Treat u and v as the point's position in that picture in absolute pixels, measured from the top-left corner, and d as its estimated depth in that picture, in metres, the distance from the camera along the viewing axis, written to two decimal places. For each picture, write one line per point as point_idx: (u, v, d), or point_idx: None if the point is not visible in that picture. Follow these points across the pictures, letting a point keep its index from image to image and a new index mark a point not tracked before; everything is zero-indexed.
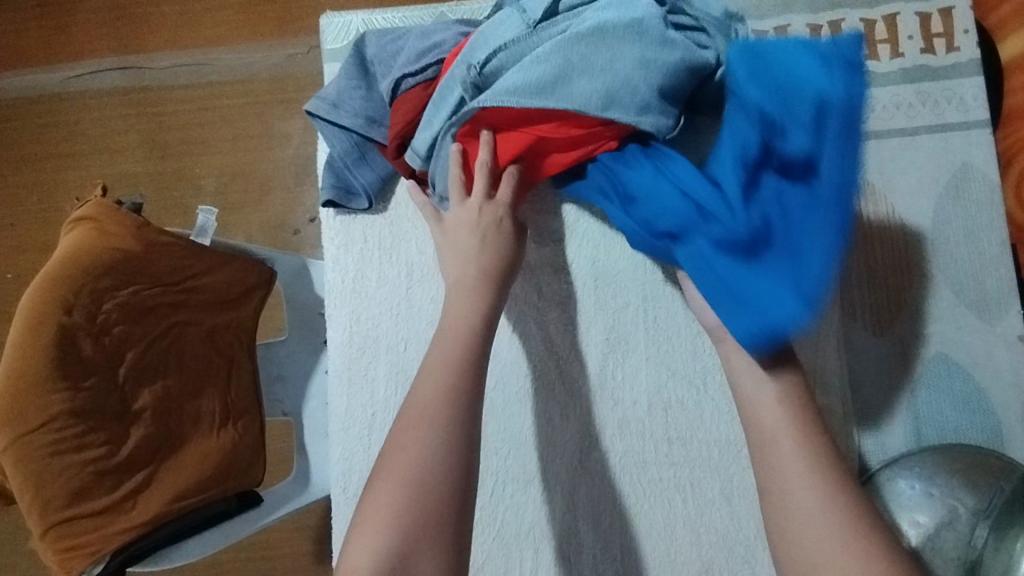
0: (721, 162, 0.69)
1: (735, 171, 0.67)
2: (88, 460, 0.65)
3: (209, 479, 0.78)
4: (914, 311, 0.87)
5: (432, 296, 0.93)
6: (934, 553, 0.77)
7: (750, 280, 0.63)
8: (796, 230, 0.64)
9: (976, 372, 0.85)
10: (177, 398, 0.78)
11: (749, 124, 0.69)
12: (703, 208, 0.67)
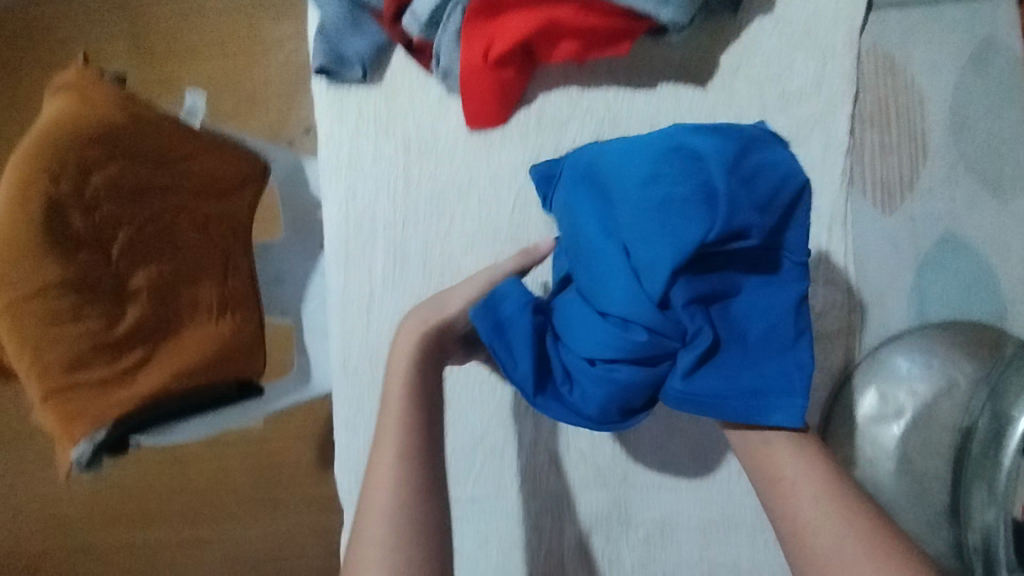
0: (635, 300, 0.55)
1: (651, 312, 0.54)
2: (85, 331, 0.67)
3: (208, 363, 0.80)
4: (924, 190, 0.76)
5: (434, 169, 0.79)
6: (927, 421, 0.67)
7: (744, 366, 0.56)
8: (736, 294, 0.57)
9: (985, 251, 0.75)
10: (173, 285, 0.79)
11: (658, 233, 0.55)
12: (653, 331, 0.55)
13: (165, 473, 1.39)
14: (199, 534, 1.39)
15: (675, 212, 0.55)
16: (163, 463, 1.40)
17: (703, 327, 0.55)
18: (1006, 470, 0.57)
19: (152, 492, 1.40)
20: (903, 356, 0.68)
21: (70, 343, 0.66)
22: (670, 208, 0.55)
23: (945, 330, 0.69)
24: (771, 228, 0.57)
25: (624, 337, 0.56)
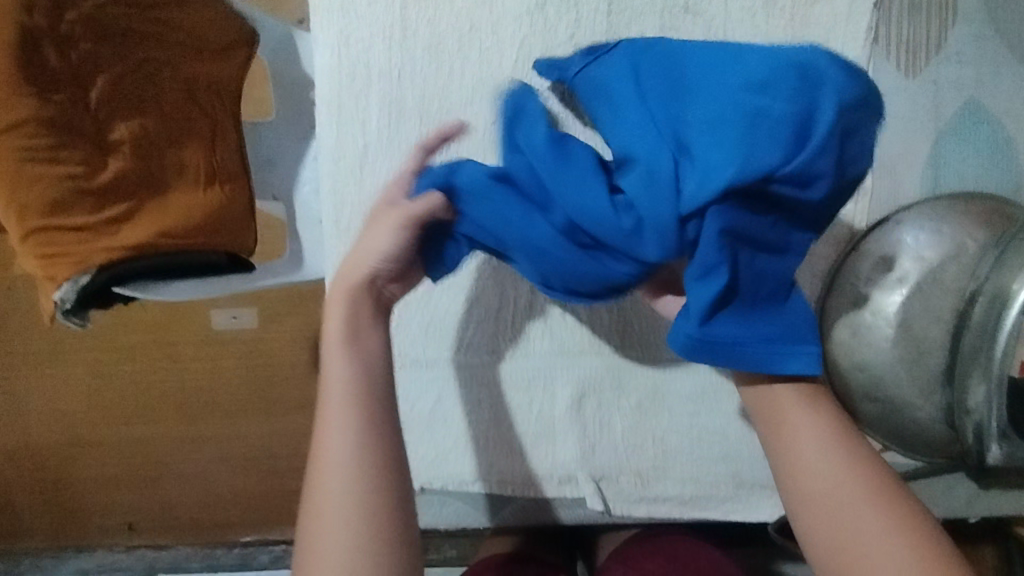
0: (646, 190, 0.51)
1: (662, 210, 0.50)
2: (65, 174, 0.64)
3: (197, 227, 0.77)
4: (951, 56, 0.71)
5: (430, 15, 0.75)
6: (931, 287, 0.60)
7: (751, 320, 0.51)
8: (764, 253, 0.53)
9: (1009, 120, 0.71)
10: (157, 144, 0.76)
11: (715, 152, 0.49)
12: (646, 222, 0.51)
13: (153, 370, 1.35)
14: (191, 432, 1.37)
15: (730, 132, 0.50)
16: (151, 360, 1.35)
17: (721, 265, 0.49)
18: (1011, 325, 0.53)
19: (140, 387, 1.35)
20: (905, 224, 0.63)
21: (49, 183, 0.63)
22: (728, 131, 0.50)
23: (950, 198, 0.63)
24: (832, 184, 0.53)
25: (614, 214, 0.52)
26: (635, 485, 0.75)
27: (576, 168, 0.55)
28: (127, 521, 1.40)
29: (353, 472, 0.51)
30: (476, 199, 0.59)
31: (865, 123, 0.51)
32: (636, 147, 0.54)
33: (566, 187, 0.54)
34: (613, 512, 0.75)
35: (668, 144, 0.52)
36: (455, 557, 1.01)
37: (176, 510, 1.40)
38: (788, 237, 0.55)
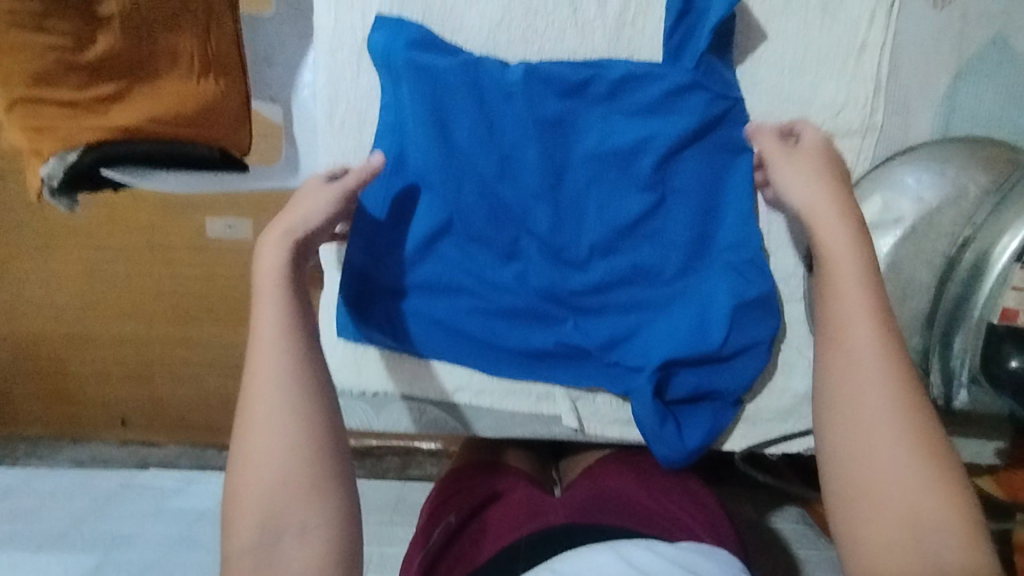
0: (545, 288, 0.65)
1: (556, 279, 0.65)
2: (50, 46, 0.63)
3: (188, 120, 0.73)
4: None
5: None
6: (925, 230, 0.59)
7: (648, 416, 0.64)
8: (650, 334, 0.65)
9: None
10: (149, 23, 0.69)
11: (628, 190, 0.63)
12: (543, 323, 0.66)
13: (147, 273, 1.35)
14: (184, 337, 1.39)
15: (663, 299, 0.65)
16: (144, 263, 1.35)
17: (605, 349, 0.66)
18: (995, 276, 0.53)
19: (134, 287, 1.36)
20: (910, 164, 0.60)
21: (33, 53, 0.62)
22: (665, 267, 0.64)
23: (957, 143, 0.60)
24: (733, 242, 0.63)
25: (519, 275, 0.65)
26: (612, 409, 0.69)
27: (542, 220, 0.63)
28: (120, 414, 1.45)
29: (289, 403, 0.46)
30: (438, 215, 0.64)
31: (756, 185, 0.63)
32: (536, 173, 0.63)
33: (479, 284, 0.65)
34: (585, 431, 0.69)
35: (582, 179, 0.63)
36: (434, 471, 1.05)
37: (168, 410, 1.44)
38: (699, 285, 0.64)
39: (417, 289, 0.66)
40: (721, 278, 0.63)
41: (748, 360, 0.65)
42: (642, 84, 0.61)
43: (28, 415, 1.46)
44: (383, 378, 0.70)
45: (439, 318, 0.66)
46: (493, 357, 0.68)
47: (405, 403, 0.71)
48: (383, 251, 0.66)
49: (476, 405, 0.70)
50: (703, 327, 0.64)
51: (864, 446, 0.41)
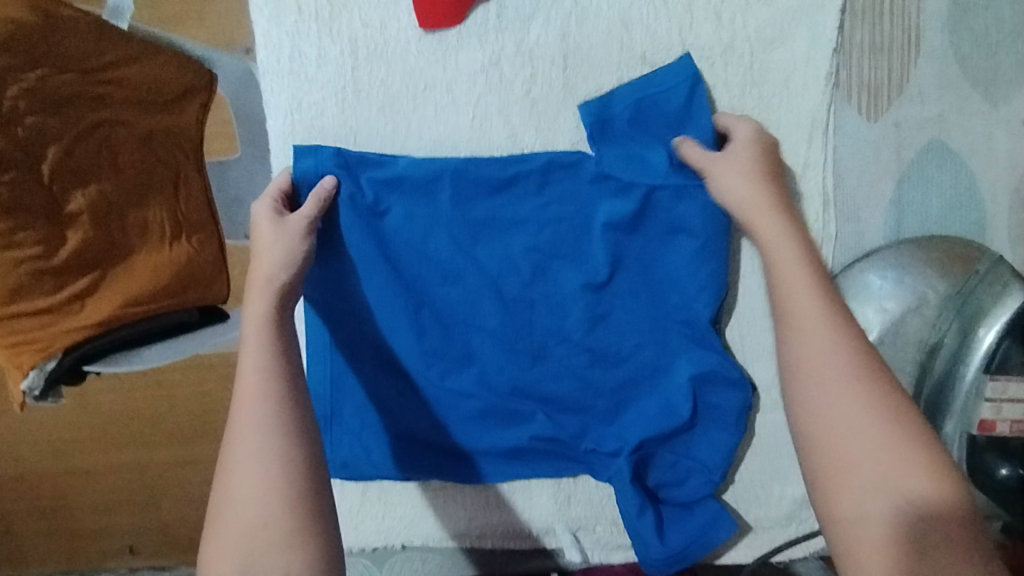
0: (507, 381, 0.65)
1: (517, 374, 0.64)
2: (22, 258, 0.64)
3: (166, 288, 0.77)
4: (991, 89, 0.63)
5: (402, 67, 0.65)
6: (894, 341, 0.60)
7: (629, 499, 0.63)
8: (617, 413, 0.65)
9: None
10: (118, 205, 0.74)
11: (570, 277, 0.64)
12: (514, 418, 0.65)
13: (141, 400, 1.35)
14: (186, 457, 1.38)
15: (626, 377, 0.64)
16: (141, 387, 1.36)
17: (579, 434, 0.65)
18: (967, 387, 0.56)
19: (130, 415, 1.35)
20: (872, 267, 0.60)
21: (8, 270, 0.62)
22: (619, 347, 0.64)
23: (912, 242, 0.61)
24: (687, 308, 0.63)
25: (480, 375, 0.65)
26: (613, 534, 0.69)
27: (489, 317, 0.64)
28: (128, 543, 1.42)
29: (263, 451, 0.49)
30: (394, 333, 0.64)
31: (708, 245, 0.62)
32: (476, 270, 0.64)
33: (451, 387, 0.65)
34: (591, 560, 0.69)
35: (522, 275, 0.64)
36: None
37: (176, 532, 1.42)
38: (660, 357, 0.64)
39: (384, 409, 0.65)
40: (684, 346, 0.63)
41: (719, 429, 0.64)
42: (562, 176, 0.64)
43: (35, 554, 1.43)
44: (381, 533, 0.69)
45: (415, 444, 0.66)
46: (474, 464, 0.66)
47: (407, 554, 0.70)
48: (347, 392, 0.65)
49: (478, 547, 0.69)
50: (668, 402, 0.63)
51: (829, 396, 0.48)
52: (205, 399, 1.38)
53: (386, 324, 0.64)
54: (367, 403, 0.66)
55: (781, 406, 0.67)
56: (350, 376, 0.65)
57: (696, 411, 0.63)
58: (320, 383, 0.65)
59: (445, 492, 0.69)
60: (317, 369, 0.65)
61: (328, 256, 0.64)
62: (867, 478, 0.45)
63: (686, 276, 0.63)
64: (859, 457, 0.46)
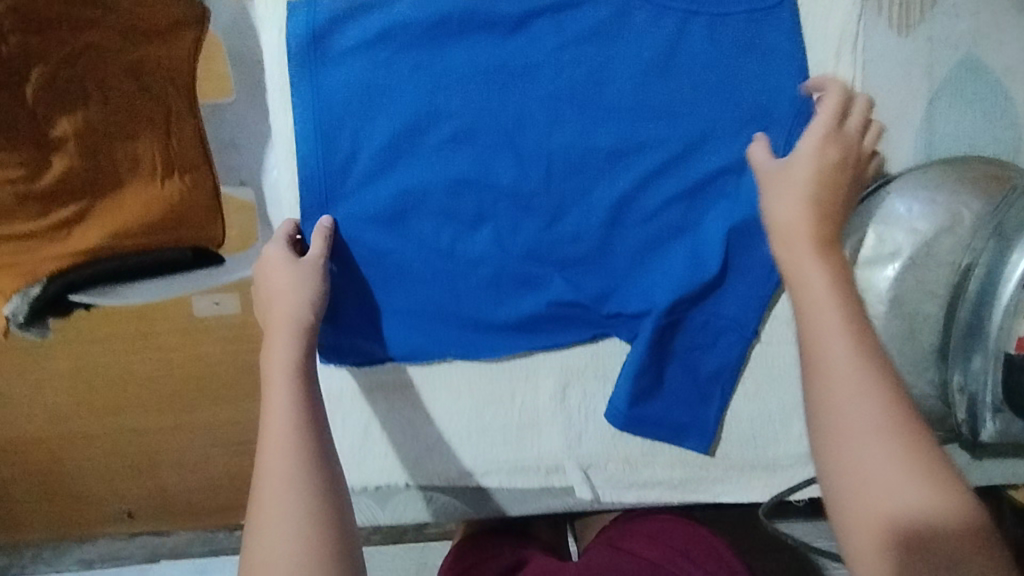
0: (522, 239, 0.63)
1: (535, 233, 0.63)
2: (7, 181, 0.62)
3: (155, 225, 0.72)
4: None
5: None
6: (926, 261, 0.56)
7: (642, 357, 0.62)
8: (640, 271, 0.63)
9: None
10: (107, 133, 0.69)
11: (593, 123, 0.61)
12: (531, 280, 0.63)
13: (140, 361, 1.33)
14: (181, 421, 1.36)
15: (651, 233, 0.62)
16: (134, 349, 1.33)
17: (599, 296, 0.63)
18: (1004, 306, 0.52)
19: (129, 377, 1.34)
20: (901, 190, 0.58)
21: None
22: (645, 202, 0.62)
23: (943, 162, 0.58)
24: (719, 149, 0.61)
25: (497, 230, 0.63)
26: (625, 473, 0.66)
27: (503, 172, 0.62)
28: (127, 508, 1.41)
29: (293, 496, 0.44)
30: (413, 227, 0.63)
31: (740, 78, 0.60)
32: (491, 117, 0.62)
33: (468, 251, 0.63)
34: (602, 500, 0.67)
35: (539, 122, 0.61)
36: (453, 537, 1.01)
37: (175, 497, 1.40)
38: (691, 209, 0.62)
39: (393, 311, 0.64)
40: (718, 197, 0.62)
41: (752, 283, 0.62)
42: (580, 15, 0.61)
43: (30, 521, 1.41)
44: (384, 470, 0.67)
45: (416, 320, 0.64)
46: (475, 339, 0.64)
47: (414, 493, 0.68)
48: (343, 300, 0.64)
49: (485, 486, 0.67)
50: (697, 260, 0.61)
51: (858, 435, 0.37)
52: (205, 362, 1.36)
53: (393, 191, 0.62)
54: (376, 329, 0.64)
55: None
56: (348, 278, 0.63)
57: (732, 272, 0.62)
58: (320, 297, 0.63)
59: (452, 429, 0.66)
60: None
61: (336, 179, 0.62)
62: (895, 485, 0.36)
63: (715, 111, 0.61)
64: (880, 457, 0.36)
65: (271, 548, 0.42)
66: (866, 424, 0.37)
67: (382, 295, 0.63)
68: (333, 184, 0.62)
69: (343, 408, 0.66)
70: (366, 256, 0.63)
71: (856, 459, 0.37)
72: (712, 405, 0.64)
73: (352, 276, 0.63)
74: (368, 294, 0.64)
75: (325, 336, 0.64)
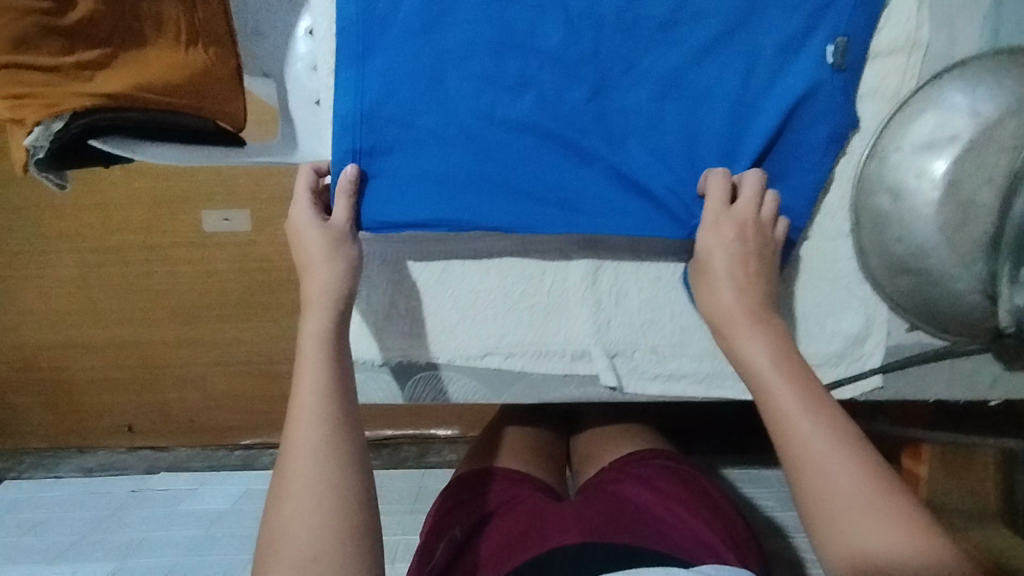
0: (565, 108, 0.60)
1: (580, 103, 0.60)
2: (30, 10, 0.58)
3: (180, 88, 0.70)
4: None
5: None
6: (986, 145, 0.54)
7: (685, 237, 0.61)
8: (686, 150, 0.61)
9: None
10: None
11: None
12: (572, 153, 0.61)
13: (147, 273, 1.32)
14: (186, 337, 1.36)
15: (701, 112, 0.60)
16: (143, 261, 1.32)
17: (642, 174, 0.61)
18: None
19: (136, 289, 1.33)
20: (964, 76, 0.56)
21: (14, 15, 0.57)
22: (699, 76, 0.60)
23: (1011, 51, 0.56)
24: (777, 22, 0.58)
25: (540, 98, 0.60)
26: (652, 364, 0.65)
27: (551, 33, 0.59)
28: (127, 422, 1.40)
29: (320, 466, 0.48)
30: (451, 88, 0.60)
31: None
32: None
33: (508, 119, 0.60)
34: (625, 389, 0.65)
35: None
36: None
37: (175, 414, 1.40)
38: (744, 86, 0.59)
39: (424, 177, 0.61)
40: (773, 73, 0.59)
41: (800, 168, 0.61)
42: None
43: (30, 429, 1.41)
44: (404, 346, 0.65)
45: (451, 185, 0.61)
46: (518, 208, 0.61)
47: (432, 373, 0.66)
48: (375, 160, 0.61)
49: (507, 369, 0.66)
50: (743, 145, 0.60)
51: (823, 466, 0.45)
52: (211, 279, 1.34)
53: (433, 47, 0.59)
54: (404, 194, 0.61)
55: (843, 234, 0.63)
56: (382, 136, 0.60)
57: (779, 155, 0.61)
58: (343, 154, 0.60)
59: (477, 307, 0.65)
60: (344, 123, 0.60)
61: (373, 29, 0.59)
62: (850, 499, 0.43)
63: None
64: (839, 480, 0.44)
65: (298, 512, 0.46)
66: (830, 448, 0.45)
67: (415, 158, 0.61)
68: (373, 34, 0.59)
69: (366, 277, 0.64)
70: (400, 113, 0.60)
71: (833, 507, 0.43)
72: None
73: (383, 136, 0.60)
74: (401, 157, 0.61)
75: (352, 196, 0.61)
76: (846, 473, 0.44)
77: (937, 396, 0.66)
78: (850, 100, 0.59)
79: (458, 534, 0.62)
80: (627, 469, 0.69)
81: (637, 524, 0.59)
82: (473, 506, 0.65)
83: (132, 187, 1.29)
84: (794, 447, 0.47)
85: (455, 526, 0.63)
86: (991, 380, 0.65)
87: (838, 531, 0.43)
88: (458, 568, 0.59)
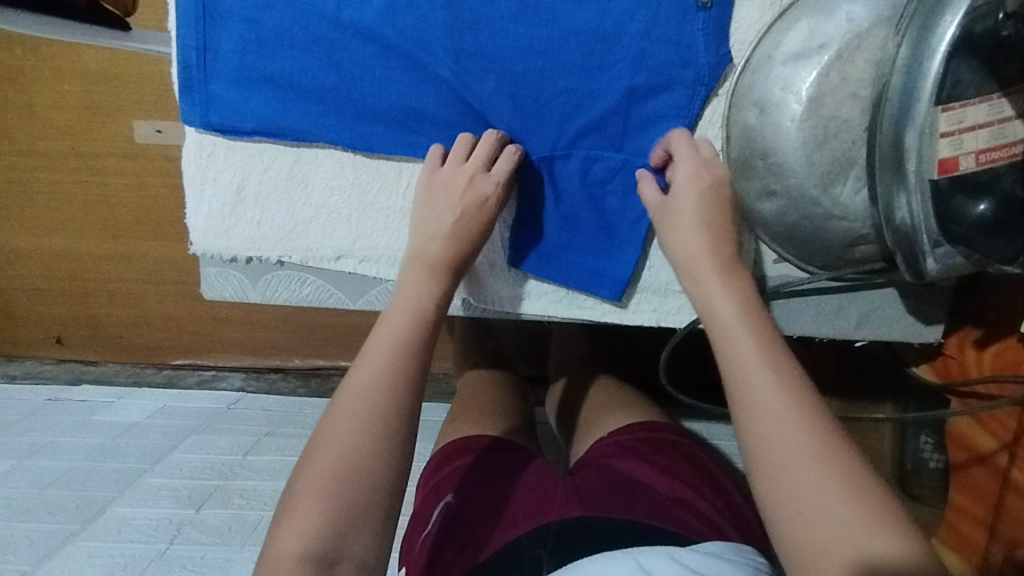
0: (418, 21, 0.57)
1: (434, 15, 0.57)
2: None
3: None
4: None
5: None
6: (851, 56, 0.50)
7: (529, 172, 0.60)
8: (539, 80, 0.58)
9: None
10: None
11: None
12: (423, 69, 0.58)
13: (49, 184, 1.14)
14: (110, 248, 1.16)
15: (558, 39, 0.57)
16: (45, 166, 1.13)
17: (491, 101, 0.58)
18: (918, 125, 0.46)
19: (42, 196, 1.14)
20: None
21: None
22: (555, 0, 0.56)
23: None
24: None
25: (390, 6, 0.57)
26: (512, 279, 0.63)
27: None
28: (56, 333, 1.21)
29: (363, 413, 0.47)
30: None
31: None
32: None
33: (355, 23, 0.57)
34: (479, 302, 0.63)
35: None
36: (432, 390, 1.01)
37: (105, 328, 1.21)
38: (606, 12, 0.56)
39: (266, 79, 0.58)
40: (639, 5, 0.56)
41: (660, 106, 0.58)
42: None
43: None
44: (255, 242, 0.62)
45: (294, 97, 0.58)
46: (365, 128, 0.59)
47: (289, 273, 0.64)
48: (217, 56, 0.58)
49: (362, 274, 0.63)
50: (598, 81, 0.57)
51: (798, 471, 0.40)
52: (116, 192, 1.13)
53: None
54: (246, 97, 0.58)
55: (714, 153, 0.61)
56: (226, 30, 0.57)
57: (639, 96, 0.58)
58: (188, 49, 0.57)
59: (330, 206, 0.62)
60: (185, 14, 0.57)
61: None
62: (836, 517, 0.38)
63: None
64: (818, 492, 0.39)
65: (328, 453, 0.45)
66: (828, 480, 0.40)
67: (261, 52, 0.58)
68: None
69: (216, 166, 0.61)
70: (244, 8, 0.57)
71: (814, 505, 0.39)
72: (610, 241, 0.61)
73: (231, 22, 0.57)
74: (245, 49, 0.58)
75: (192, 92, 0.58)
76: (836, 511, 0.39)
77: (801, 331, 0.64)
78: (713, 41, 0.57)
79: (453, 501, 0.58)
80: (624, 436, 0.64)
81: (634, 498, 0.55)
82: (465, 471, 0.61)
83: (60, 90, 1.09)
84: (773, 457, 0.42)
85: (450, 492, 0.59)
86: (858, 318, 0.63)
87: (815, 538, 0.39)
88: (449, 544, 0.55)
